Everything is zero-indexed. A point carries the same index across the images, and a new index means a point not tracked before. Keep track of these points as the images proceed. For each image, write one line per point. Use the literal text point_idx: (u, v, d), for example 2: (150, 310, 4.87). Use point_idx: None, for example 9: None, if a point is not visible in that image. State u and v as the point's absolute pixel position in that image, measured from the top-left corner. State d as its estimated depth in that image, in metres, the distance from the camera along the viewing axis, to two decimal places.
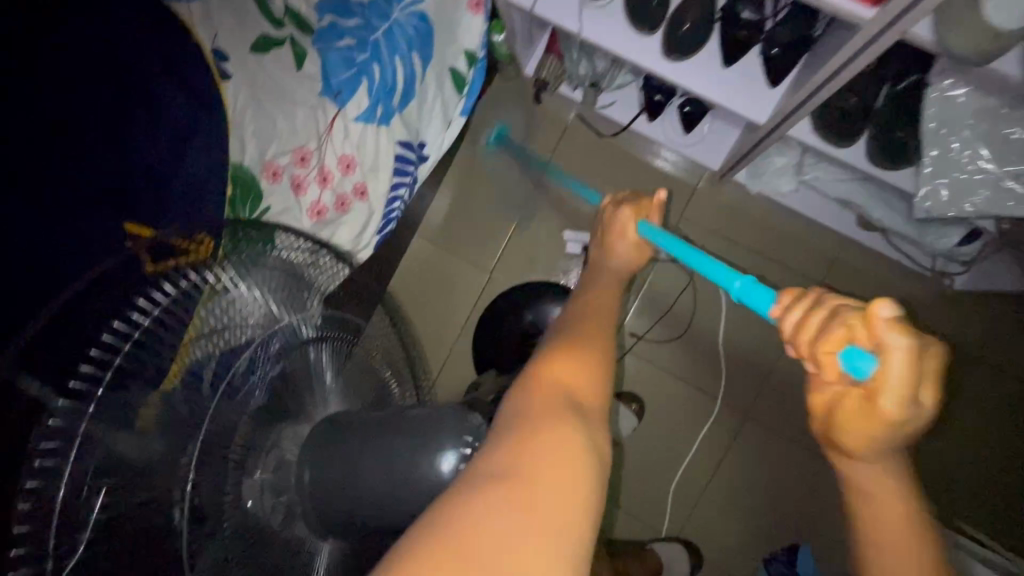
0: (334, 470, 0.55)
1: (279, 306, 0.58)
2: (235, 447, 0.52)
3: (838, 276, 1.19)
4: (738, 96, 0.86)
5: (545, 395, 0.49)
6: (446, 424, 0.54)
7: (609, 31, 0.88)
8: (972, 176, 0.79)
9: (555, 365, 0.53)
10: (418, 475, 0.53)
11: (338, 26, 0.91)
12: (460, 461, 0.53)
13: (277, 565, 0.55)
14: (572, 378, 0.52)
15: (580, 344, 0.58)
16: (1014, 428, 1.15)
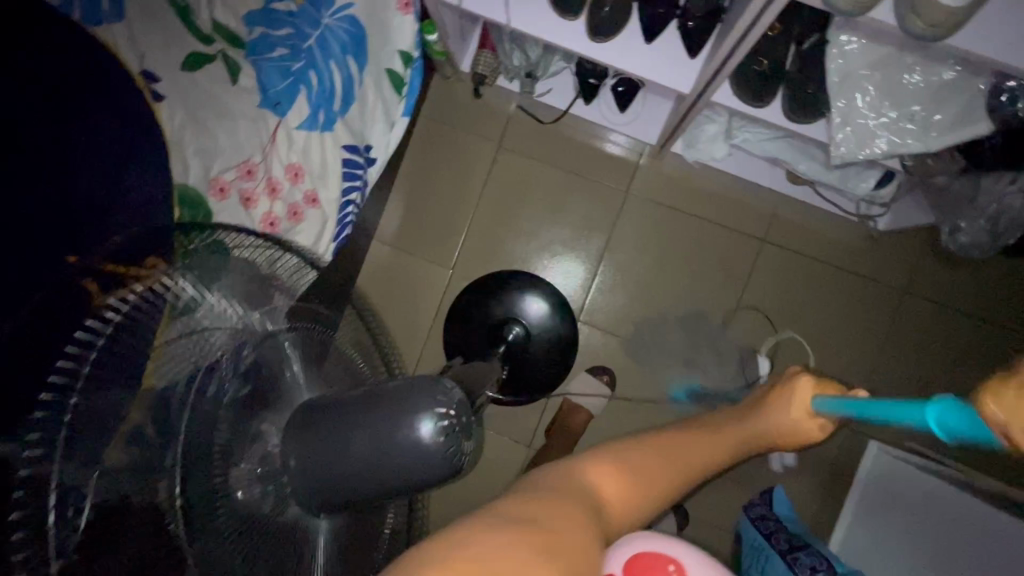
0: (313, 457, 0.40)
1: (245, 310, 0.49)
2: (219, 441, 0.43)
3: (775, 234, 1.27)
4: (664, 71, 0.87)
5: (572, 489, 0.53)
6: (411, 386, 0.42)
7: (533, 17, 0.89)
8: (876, 122, 0.78)
9: (592, 468, 0.59)
10: (396, 446, 0.40)
11: (269, 37, 0.91)
12: (441, 430, 0.40)
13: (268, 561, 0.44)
14: (612, 484, 0.58)
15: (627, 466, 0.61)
16: (939, 353, 1.24)
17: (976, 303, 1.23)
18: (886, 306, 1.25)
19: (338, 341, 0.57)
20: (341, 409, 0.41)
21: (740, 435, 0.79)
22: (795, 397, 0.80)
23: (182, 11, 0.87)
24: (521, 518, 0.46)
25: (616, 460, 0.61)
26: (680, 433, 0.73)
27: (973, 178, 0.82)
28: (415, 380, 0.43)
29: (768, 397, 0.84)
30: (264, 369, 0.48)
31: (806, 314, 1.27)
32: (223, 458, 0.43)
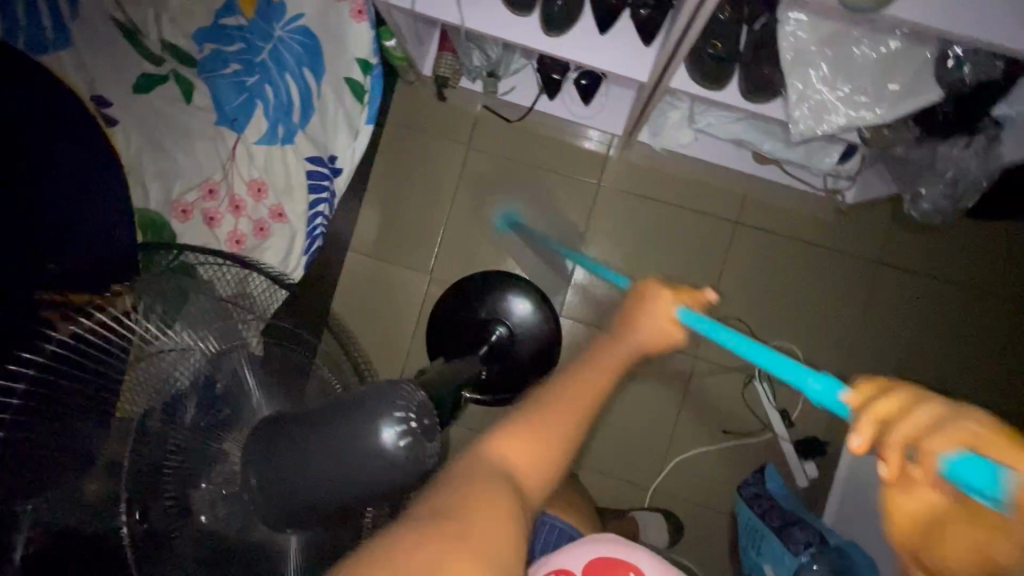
0: (277, 475, 0.39)
1: (218, 342, 0.51)
2: (170, 458, 0.44)
3: (748, 215, 1.28)
4: (620, 61, 0.88)
5: (479, 470, 0.48)
6: (370, 394, 0.41)
7: (487, 16, 0.89)
8: (833, 97, 0.78)
9: (507, 447, 0.51)
10: (359, 455, 0.39)
11: (222, 53, 0.90)
12: (402, 437, 0.40)
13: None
14: (527, 458, 0.51)
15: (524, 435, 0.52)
16: (915, 320, 1.26)
17: (947, 267, 1.25)
18: (860, 278, 1.26)
19: (310, 354, 0.57)
20: (301, 423, 0.40)
21: (608, 360, 0.56)
22: (650, 311, 0.56)
23: (130, 34, 0.86)
24: (438, 512, 0.43)
25: (532, 434, 0.52)
26: (558, 391, 0.54)
27: (929, 145, 0.83)
28: (376, 387, 0.43)
29: (619, 310, 0.59)
30: (212, 388, 0.49)
31: (783, 292, 1.28)
32: (177, 478, 0.44)
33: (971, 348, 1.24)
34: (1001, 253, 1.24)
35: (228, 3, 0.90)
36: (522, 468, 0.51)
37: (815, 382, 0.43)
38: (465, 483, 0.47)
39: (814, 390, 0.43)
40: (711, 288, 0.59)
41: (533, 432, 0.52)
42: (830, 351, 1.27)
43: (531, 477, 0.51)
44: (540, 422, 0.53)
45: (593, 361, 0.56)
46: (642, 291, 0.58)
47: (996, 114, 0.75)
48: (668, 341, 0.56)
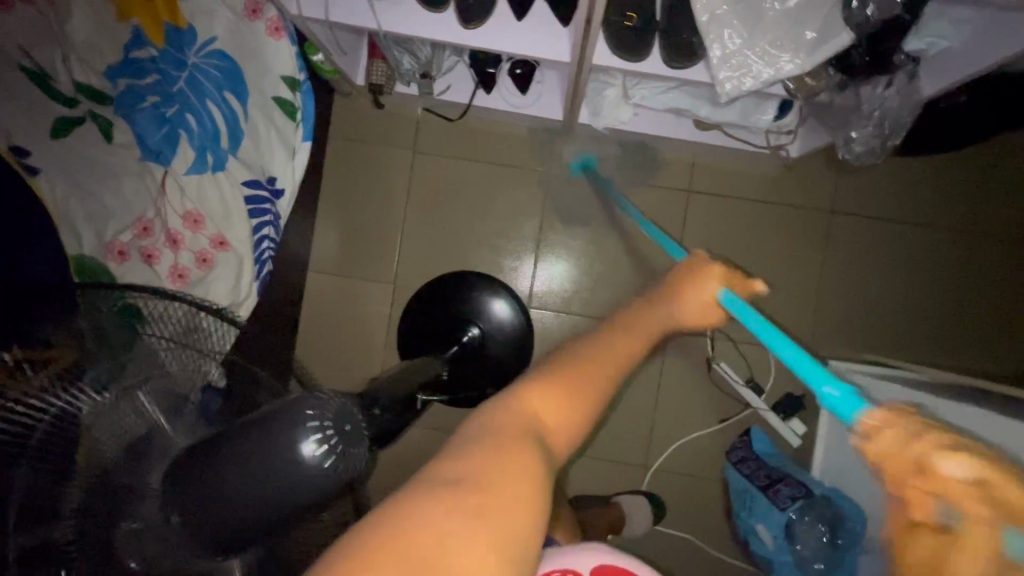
0: (200, 504, 0.38)
1: (159, 401, 0.49)
2: (94, 504, 0.43)
3: (699, 183, 1.29)
4: (539, 45, 0.88)
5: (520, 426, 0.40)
6: (286, 407, 0.40)
7: (404, 18, 0.89)
8: (752, 53, 0.78)
9: (546, 397, 0.43)
10: (280, 471, 0.38)
11: (136, 88, 0.88)
12: (323, 446, 0.39)
13: None
14: (563, 413, 0.42)
15: (569, 387, 0.43)
16: (876, 263, 1.27)
17: (898, 208, 1.27)
18: (816, 230, 1.28)
19: (259, 390, 0.55)
20: (219, 448, 0.39)
21: (649, 324, 0.50)
22: (698, 290, 0.53)
23: (39, 78, 0.83)
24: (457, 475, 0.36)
25: (576, 377, 0.44)
26: (609, 336, 0.48)
27: (851, 89, 0.84)
28: (290, 400, 0.42)
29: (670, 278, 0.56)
30: (120, 427, 0.47)
31: (743, 254, 1.29)
32: (99, 518, 0.42)
33: (932, 284, 1.26)
34: (950, 189, 1.25)
35: (135, 35, 0.88)
36: (553, 423, 0.42)
37: (834, 390, 0.44)
38: (484, 435, 0.39)
39: (829, 395, 0.44)
40: (763, 281, 0.56)
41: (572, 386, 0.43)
42: (797, 306, 1.28)
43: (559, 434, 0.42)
44: (588, 369, 0.44)
45: (627, 326, 0.49)
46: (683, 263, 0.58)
47: (908, 49, 0.77)
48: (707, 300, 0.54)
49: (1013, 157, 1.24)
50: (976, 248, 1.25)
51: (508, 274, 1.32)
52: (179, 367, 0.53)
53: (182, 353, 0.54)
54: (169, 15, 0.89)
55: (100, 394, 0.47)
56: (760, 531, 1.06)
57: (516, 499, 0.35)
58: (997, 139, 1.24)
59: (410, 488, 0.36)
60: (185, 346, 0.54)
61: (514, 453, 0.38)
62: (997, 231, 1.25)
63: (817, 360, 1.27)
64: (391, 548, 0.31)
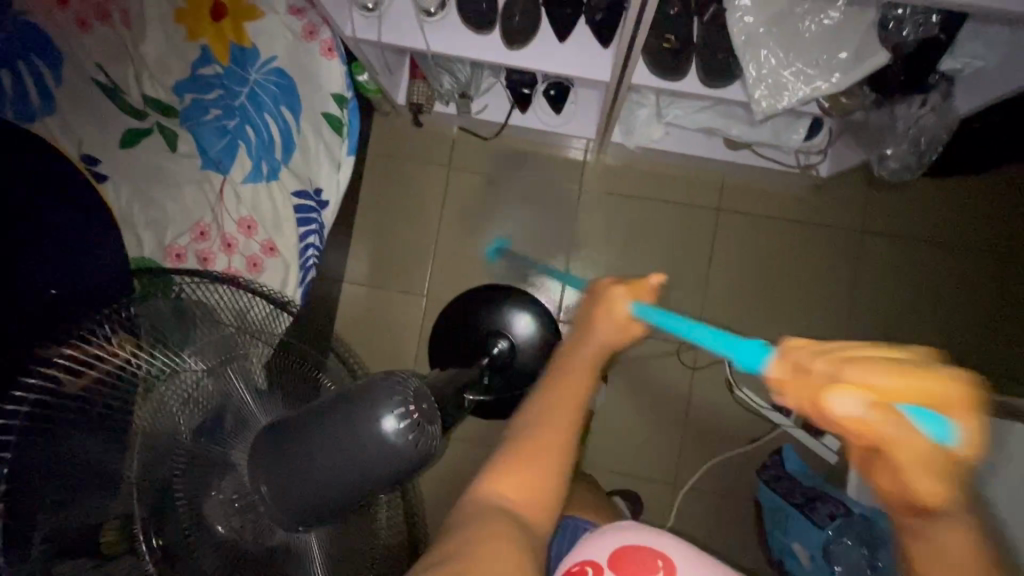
0: (289, 477, 0.40)
1: (223, 380, 0.50)
2: (177, 473, 0.45)
3: (728, 202, 1.31)
4: (580, 65, 0.92)
5: (491, 509, 0.51)
6: (368, 388, 0.43)
7: (452, 40, 0.94)
8: (784, 74, 0.82)
9: (504, 479, 0.54)
10: (364, 447, 0.40)
11: (201, 102, 0.94)
12: (404, 423, 0.41)
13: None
14: (525, 483, 0.54)
15: (522, 467, 0.54)
16: (908, 283, 1.27)
17: (929, 229, 1.27)
18: (845, 249, 1.29)
19: (320, 371, 0.56)
20: (305, 426, 0.41)
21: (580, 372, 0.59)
22: (611, 319, 0.59)
23: (115, 94, 0.91)
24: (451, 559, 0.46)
25: (522, 455, 0.55)
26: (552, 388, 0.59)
27: (885, 107, 0.86)
28: (370, 381, 0.44)
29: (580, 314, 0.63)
30: (192, 402, 0.49)
31: (773, 272, 1.30)
32: (180, 489, 0.45)
33: (964, 305, 1.26)
34: (981, 210, 1.26)
35: (203, 54, 0.94)
36: (518, 498, 0.53)
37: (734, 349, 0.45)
38: (483, 522, 0.50)
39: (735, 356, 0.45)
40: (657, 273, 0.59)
41: (523, 462, 0.54)
42: (828, 325, 1.28)
43: (529, 505, 0.53)
44: (537, 443, 0.55)
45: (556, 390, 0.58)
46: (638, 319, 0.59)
47: (943, 68, 0.79)
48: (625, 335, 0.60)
49: None
50: (1009, 269, 1.25)
51: (538, 288, 1.34)
52: (239, 350, 0.53)
53: (254, 334, 0.55)
54: (234, 36, 0.95)
55: (189, 377, 0.49)
56: (796, 550, 1.04)
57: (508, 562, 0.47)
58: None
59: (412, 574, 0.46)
60: (253, 337, 0.54)
61: (498, 537, 0.48)
62: None
63: None
64: None
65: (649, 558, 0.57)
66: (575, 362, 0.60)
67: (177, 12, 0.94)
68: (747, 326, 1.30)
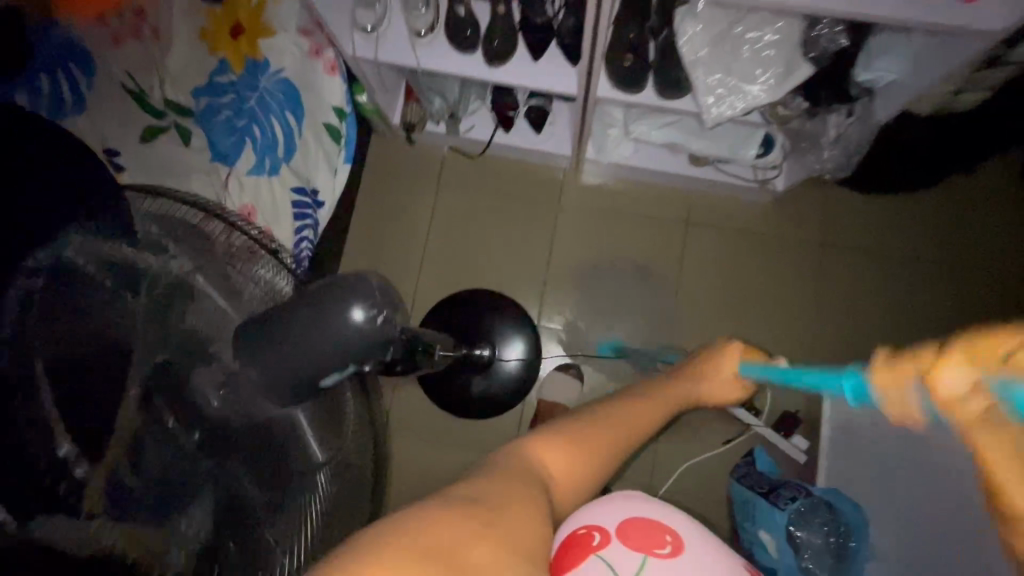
0: (267, 355, 0.47)
1: (224, 299, 0.56)
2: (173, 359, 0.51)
3: (696, 216, 1.41)
4: (551, 79, 1.05)
5: (522, 470, 0.60)
6: (341, 287, 0.50)
7: (440, 59, 1.08)
8: (725, 86, 0.94)
9: (545, 453, 0.66)
10: (334, 331, 0.48)
11: (214, 104, 1.05)
12: (372, 315, 0.50)
13: (251, 468, 0.52)
14: (562, 463, 0.65)
15: (574, 441, 0.70)
16: (867, 291, 1.35)
17: (885, 242, 1.36)
18: (806, 260, 1.37)
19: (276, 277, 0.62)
20: (285, 314, 0.48)
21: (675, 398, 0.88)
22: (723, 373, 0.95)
23: (138, 96, 1.02)
24: (464, 499, 0.51)
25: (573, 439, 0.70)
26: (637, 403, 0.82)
27: (819, 115, 0.98)
28: (342, 280, 0.51)
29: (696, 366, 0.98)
30: (206, 315, 0.54)
31: (740, 281, 1.38)
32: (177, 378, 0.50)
33: (920, 312, 1.33)
34: (930, 224, 1.35)
35: (221, 64, 1.07)
36: (559, 471, 0.65)
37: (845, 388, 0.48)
38: (507, 477, 0.57)
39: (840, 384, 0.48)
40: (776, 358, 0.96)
41: (570, 447, 0.69)
42: (793, 331, 1.35)
43: (564, 479, 0.65)
44: (593, 435, 0.72)
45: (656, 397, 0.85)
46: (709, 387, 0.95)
47: (860, 81, 0.90)
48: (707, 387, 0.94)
49: (986, 197, 1.35)
50: (960, 279, 1.33)
51: (519, 294, 1.42)
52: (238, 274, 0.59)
53: (231, 250, 0.59)
54: (249, 51, 1.08)
55: (174, 296, 0.53)
56: (764, 539, 1.05)
57: (521, 522, 0.51)
58: (969, 177, 1.35)
59: (406, 509, 0.49)
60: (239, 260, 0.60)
61: (519, 494, 0.55)
62: (979, 262, 1.34)
63: (816, 383, 1.31)
64: (422, 538, 0.45)
65: (658, 531, 0.62)
66: (661, 385, 0.89)
67: (200, 30, 1.08)
68: (716, 330, 1.36)
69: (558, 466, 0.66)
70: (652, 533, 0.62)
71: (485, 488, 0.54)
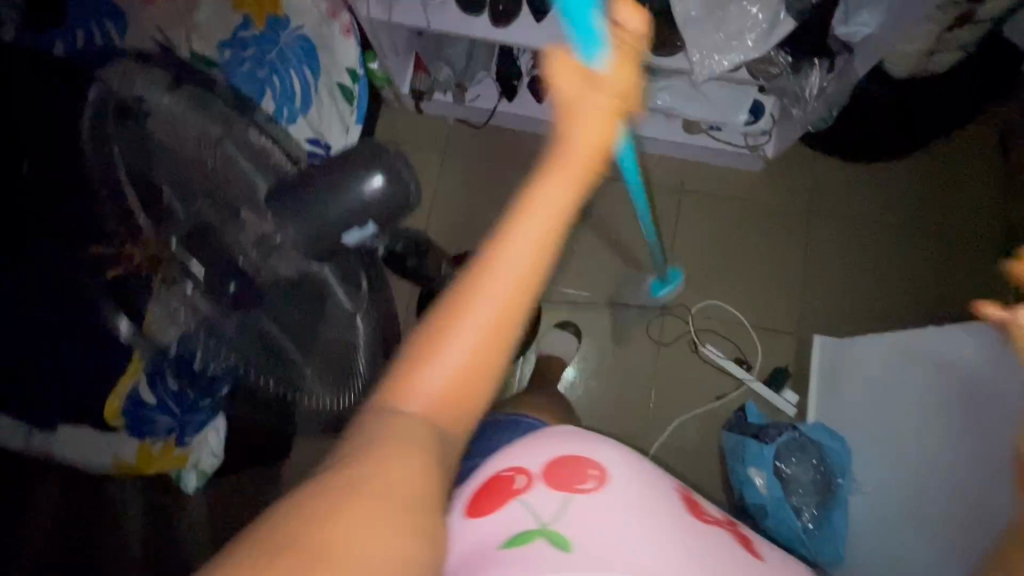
0: (299, 212, 0.58)
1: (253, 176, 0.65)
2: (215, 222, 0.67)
3: (690, 184, 1.47)
4: (553, 40, 1.13)
5: (391, 427, 0.42)
6: (357, 158, 0.58)
7: (449, 21, 1.16)
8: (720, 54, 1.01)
9: (416, 378, 0.45)
10: (350, 195, 0.58)
11: (239, 56, 1.12)
12: (382, 184, 0.58)
13: (294, 293, 0.68)
14: (438, 392, 0.45)
15: (444, 350, 0.46)
16: (854, 256, 1.40)
17: (872, 208, 1.42)
18: (796, 227, 1.43)
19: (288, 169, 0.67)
20: (312, 177, 0.58)
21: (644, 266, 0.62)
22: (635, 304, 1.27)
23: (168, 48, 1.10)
24: (334, 476, 0.38)
25: (441, 346, 0.46)
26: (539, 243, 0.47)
27: (801, 72, 1.05)
28: (357, 153, 0.59)
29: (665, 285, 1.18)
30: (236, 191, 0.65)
31: (732, 245, 1.44)
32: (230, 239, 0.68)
33: (906, 275, 1.38)
34: (916, 192, 1.41)
35: (245, 20, 1.14)
36: (436, 404, 0.45)
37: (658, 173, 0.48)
38: (383, 440, 0.41)
39: None
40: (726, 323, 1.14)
41: (435, 371, 0.45)
42: (783, 293, 1.40)
43: (445, 412, 0.45)
44: (465, 325, 0.46)
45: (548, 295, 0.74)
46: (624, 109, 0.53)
47: (839, 34, 0.98)
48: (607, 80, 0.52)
49: (971, 166, 1.40)
50: (945, 245, 1.39)
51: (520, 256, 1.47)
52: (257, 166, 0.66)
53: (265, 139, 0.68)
54: (272, 8, 1.14)
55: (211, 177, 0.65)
56: (755, 479, 1.09)
57: (399, 504, 0.38)
58: (950, 143, 1.41)
59: (289, 493, 0.38)
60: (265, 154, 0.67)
61: (399, 463, 0.40)
62: (964, 228, 1.38)
63: (805, 341, 1.36)
64: (289, 546, 0.33)
65: (587, 466, 0.55)
66: (548, 202, 0.48)
67: None
68: (709, 292, 1.41)
69: (438, 407, 0.45)
70: (579, 466, 0.55)
71: (354, 466, 0.39)
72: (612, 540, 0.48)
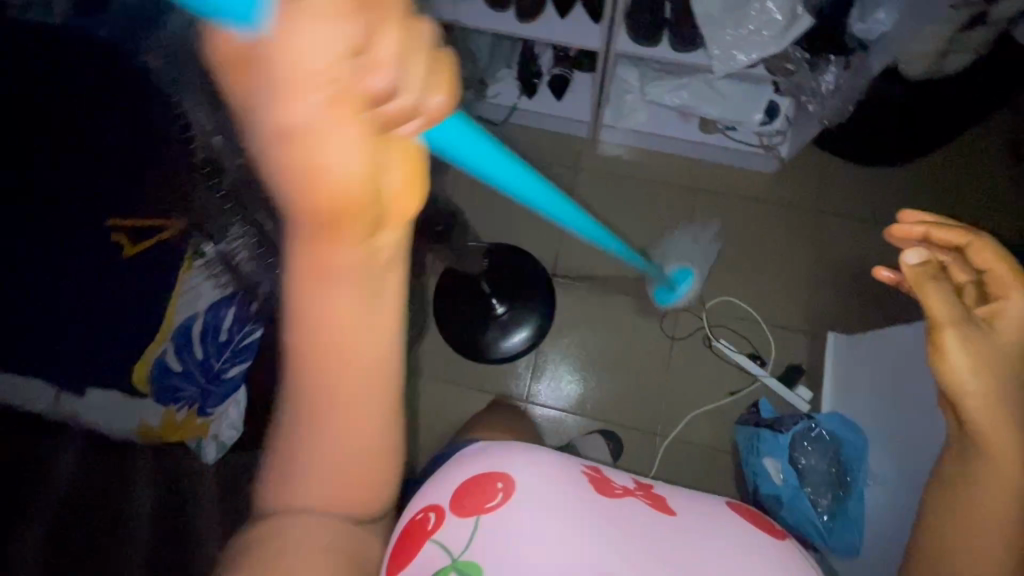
0: None
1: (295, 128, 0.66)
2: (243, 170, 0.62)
3: (704, 183, 1.49)
4: (576, 35, 1.17)
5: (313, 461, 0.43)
6: None
7: (477, 15, 1.20)
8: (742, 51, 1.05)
9: (315, 393, 0.39)
10: None
11: None
12: None
13: None
14: (339, 408, 0.40)
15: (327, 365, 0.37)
16: (866, 256, 1.42)
17: (884, 210, 1.44)
18: (809, 226, 1.45)
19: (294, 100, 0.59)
20: None
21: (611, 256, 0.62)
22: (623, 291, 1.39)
23: None
24: (278, 515, 0.45)
25: (323, 366, 0.37)
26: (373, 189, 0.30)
27: (818, 67, 1.08)
28: None
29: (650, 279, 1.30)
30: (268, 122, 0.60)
31: (745, 244, 1.45)
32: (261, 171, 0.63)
33: None
34: (927, 194, 1.43)
35: None
36: (342, 419, 0.40)
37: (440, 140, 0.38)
38: (310, 474, 0.44)
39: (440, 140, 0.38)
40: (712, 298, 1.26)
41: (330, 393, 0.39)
42: (796, 291, 1.41)
43: (355, 421, 0.41)
44: (344, 325, 0.36)
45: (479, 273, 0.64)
46: (360, 93, 0.26)
47: (855, 33, 1.02)
48: (305, 73, 0.24)
49: (981, 170, 1.43)
50: None
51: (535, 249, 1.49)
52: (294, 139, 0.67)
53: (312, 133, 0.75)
54: None
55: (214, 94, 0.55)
56: (767, 466, 1.09)
57: (326, 536, 0.46)
58: (961, 146, 1.44)
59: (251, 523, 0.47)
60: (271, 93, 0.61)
61: (329, 495, 0.44)
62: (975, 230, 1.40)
63: (817, 338, 1.37)
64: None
65: (491, 481, 0.60)
66: (346, 254, 0.33)
67: None
68: (723, 289, 1.43)
69: (338, 501, 0.45)
70: (483, 485, 0.60)
71: (290, 504, 0.45)
72: (512, 550, 0.54)
